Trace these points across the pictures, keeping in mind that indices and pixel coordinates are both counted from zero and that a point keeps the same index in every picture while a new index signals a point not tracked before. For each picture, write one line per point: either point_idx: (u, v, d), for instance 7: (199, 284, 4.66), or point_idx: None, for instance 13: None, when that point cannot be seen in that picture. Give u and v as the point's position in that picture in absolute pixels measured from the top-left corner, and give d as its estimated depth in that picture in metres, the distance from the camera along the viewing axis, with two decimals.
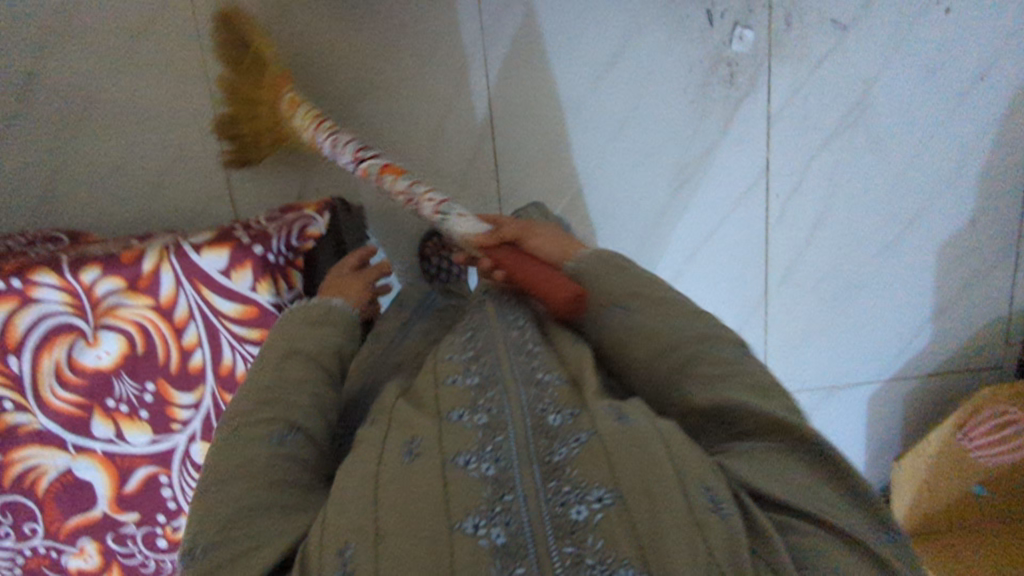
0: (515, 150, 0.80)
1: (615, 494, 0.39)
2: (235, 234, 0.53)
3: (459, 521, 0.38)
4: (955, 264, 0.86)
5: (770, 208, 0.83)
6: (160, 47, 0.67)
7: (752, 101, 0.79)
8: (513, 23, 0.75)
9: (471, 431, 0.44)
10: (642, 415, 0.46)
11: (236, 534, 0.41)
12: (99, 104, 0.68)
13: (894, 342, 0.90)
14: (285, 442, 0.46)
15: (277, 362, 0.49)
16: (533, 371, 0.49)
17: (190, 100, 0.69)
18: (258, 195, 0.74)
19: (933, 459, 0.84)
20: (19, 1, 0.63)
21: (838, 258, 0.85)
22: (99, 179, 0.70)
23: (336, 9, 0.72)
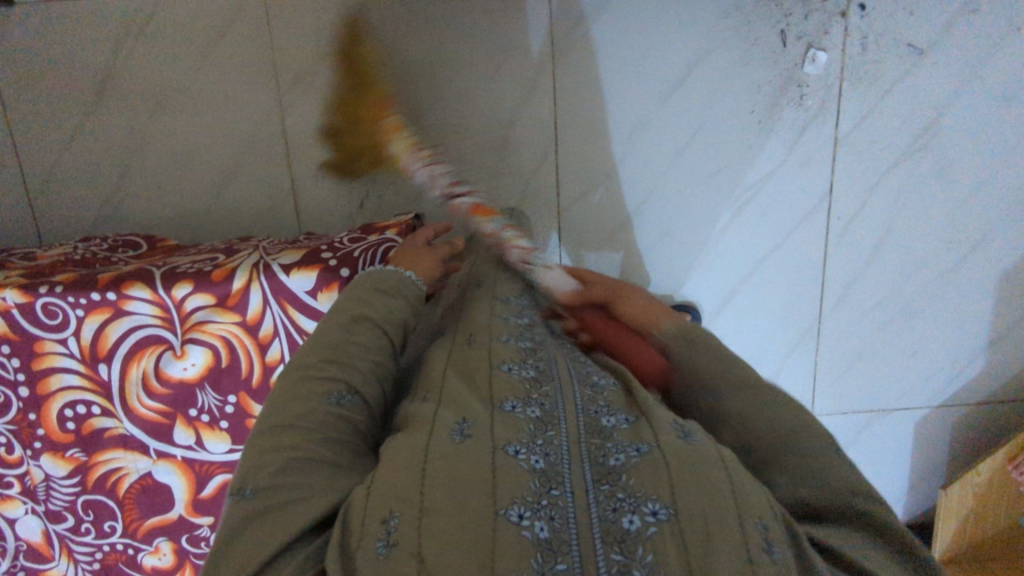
0: (575, 161, 0.79)
1: (672, 511, 0.32)
2: (323, 255, 0.53)
3: (504, 507, 0.31)
4: (1014, 292, 0.86)
5: (831, 229, 0.82)
6: (249, 63, 0.74)
7: (819, 123, 0.78)
8: (585, 32, 0.74)
9: (521, 421, 0.37)
10: (707, 436, 0.38)
11: (286, 483, 0.35)
12: (188, 114, 0.75)
13: (947, 368, 0.89)
14: (342, 404, 0.40)
15: (346, 322, 0.44)
16: (588, 374, 0.44)
17: (271, 112, 0.76)
18: (323, 199, 0.80)
19: (980, 489, 0.85)
20: (133, 25, 0.71)
21: (898, 282, 0.85)
22: (185, 183, 0.78)
23: (415, 16, 0.73)
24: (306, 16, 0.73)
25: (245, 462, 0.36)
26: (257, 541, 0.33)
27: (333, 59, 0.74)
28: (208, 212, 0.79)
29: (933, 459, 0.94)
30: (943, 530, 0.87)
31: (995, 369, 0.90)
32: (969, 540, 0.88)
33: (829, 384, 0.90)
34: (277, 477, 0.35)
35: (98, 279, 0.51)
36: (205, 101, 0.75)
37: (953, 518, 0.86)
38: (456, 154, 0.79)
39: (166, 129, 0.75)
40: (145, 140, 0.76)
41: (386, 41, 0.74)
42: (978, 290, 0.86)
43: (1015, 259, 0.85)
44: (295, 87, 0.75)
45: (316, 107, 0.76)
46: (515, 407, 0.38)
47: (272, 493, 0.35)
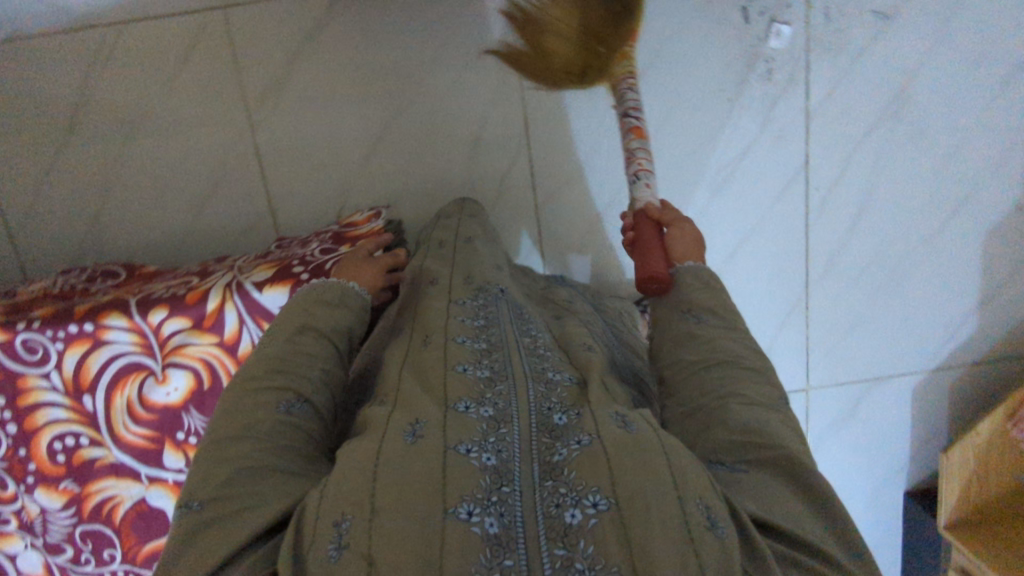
0: (547, 155, 0.80)
1: (613, 502, 0.35)
2: (294, 269, 0.54)
3: (453, 506, 0.35)
4: (1000, 249, 0.86)
5: (810, 201, 0.82)
6: (215, 83, 0.75)
7: (790, 96, 0.78)
8: None
9: (474, 421, 0.41)
10: (645, 422, 0.41)
11: (230, 493, 0.38)
12: (158, 140, 0.76)
13: (939, 331, 0.89)
14: (291, 413, 0.43)
15: (294, 333, 0.47)
16: (543, 369, 0.47)
17: (240, 131, 0.76)
18: (300, 213, 0.80)
19: (979, 449, 0.85)
20: (97, 56, 0.72)
21: (882, 247, 0.85)
22: (160, 209, 0.78)
23: (377, 25, 0.74)
24: (266, 34, 0.73)
25: (196, 475, 0.39)
26: (202, 551, 0.36)
27: (301, 74, 0.75)
28: (188, 237, 0.79)
29: (931, 425, 0.94)
30: (947, 494, 0.87)
31: (986, 330, 0.89)
32: (973, 502, 0.88)
33: (823, 358, 0.89)
34: (226, 488, 0.38)
35: (75, 312, 0.52)
36: (178, 127, 0.75)
37: (957, 481, 0.86)
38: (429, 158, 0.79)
39: (142, 157, 0.76)
40: (122, 169, 0.76)
41: (350, 52, 0.75)
42: (962, 251, 0.85)
43: (999, 219, 0.84)
44: (263, 104, 0.76)
45: (288, 122, 0.77)
46: (468, 407, 0.41)
47: (218, 504, 0.38)
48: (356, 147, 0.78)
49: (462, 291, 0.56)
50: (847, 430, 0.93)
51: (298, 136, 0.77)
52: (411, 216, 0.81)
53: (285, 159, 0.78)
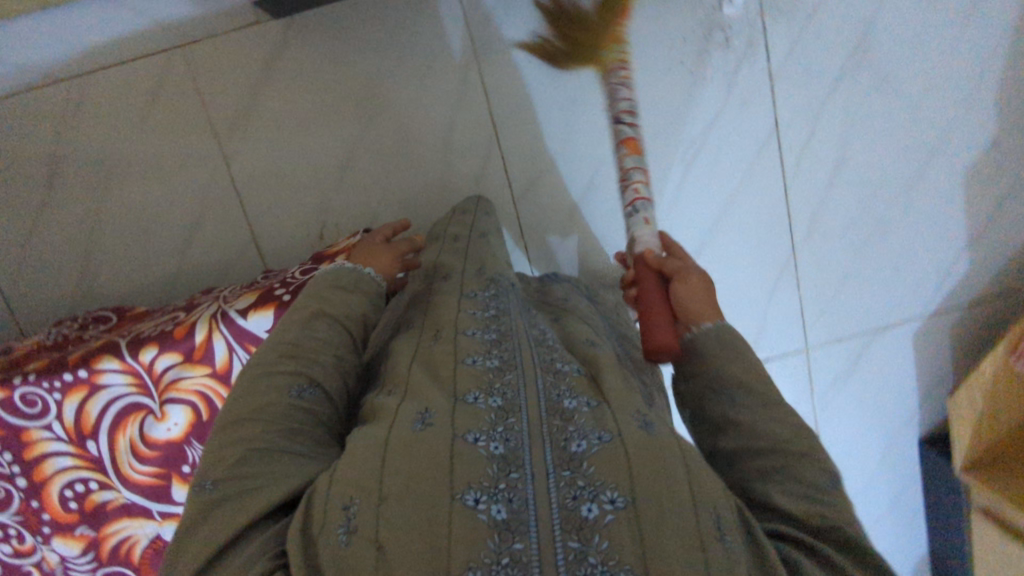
0: (518, 150, 0.81)
1: (629, 500, 0.36)
2: (276, 292, 0.55)
3: (460, 492, 0.37)
4: (981, 186, 0.86)
5: (786, 163, 0.82)
6: (184, 120, 0.76)
7: (752, 61, 0.78)
8: (496, 24, 0.76)
9: (483, 410, 0.43)
10: (666, 429, 0.44)
11: (243, 473, 0.42)
12: (135, 183, 0.77)
13: (932, 276, 0.89)
14: (302, 396, 0.47)
15: (309, 318, 0.52)
16: (554, 361, 0.49)
17: (214, 165, 0.77)
18: (282, 239, 0.81)
19: (990, 387, 0.84)
20: (67, 108, 0.74)
21: (864, 200, 0.85)
22: (144, 251, 0.79)
23: (336, 44, 0.75)
24: (227, 66, 0.75)
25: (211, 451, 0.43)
26: (216, 527, 0.39)
27: (266, 101, 0.76)
28: (175, 275, 0.80)
29: (936, 371, 0.94)
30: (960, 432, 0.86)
31: (978, 268, 0.90)
32: (987, 438, 0.87)
33: (819, 316, 0.89)
34: (236, 467, 0.42)
35: (69, 360, 0.53)
36: (153, 166, 0.76)
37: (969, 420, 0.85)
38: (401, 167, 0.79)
39: (122, 202, 0.77)
40: (103, 216, 0.77)
41: (313, 72, 0.76)
42: (944, 193, 0.86)
43: (976, 156, 0.84)
44: (233, 135, 0.77)
45: (260, 150, 0.78)
46: (477, 397, 0.44)
47: (233, 483, 0.41)
48: (330, 166, 0.79)
49: (476, 283, 0.61)
50: (852, 386, 0.93)
51: (271, 163, 0.78)
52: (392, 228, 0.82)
53: (261, 187, 0.79)
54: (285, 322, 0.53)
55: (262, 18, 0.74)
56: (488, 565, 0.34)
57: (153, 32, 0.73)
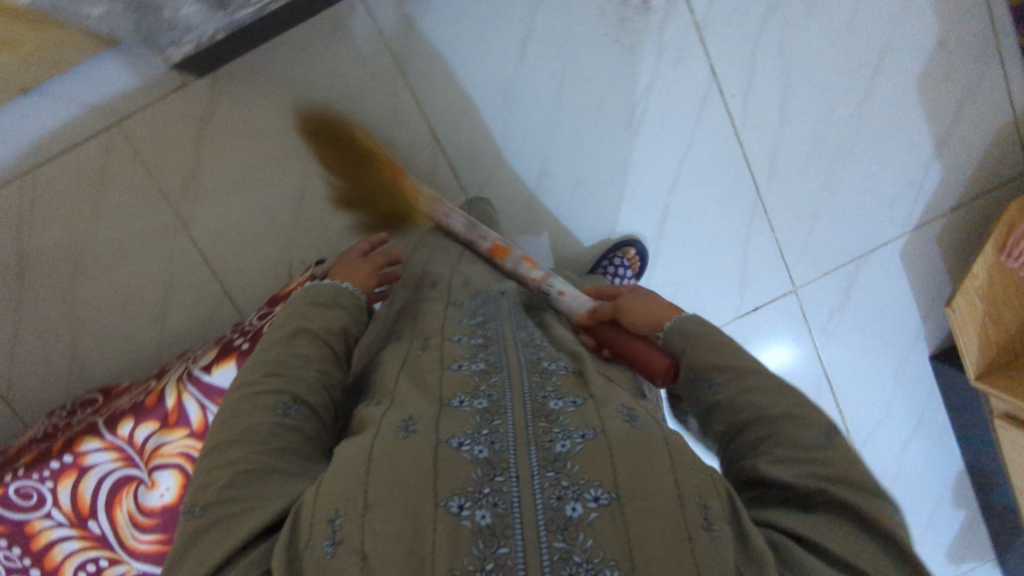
0: (463, 153, 0.81)
1: (613, 497, 0.38)
2: (235, 342, 0.57)
3: (444, 499, 0.38)
4: (938, 89, 0.84)
5: (732, 109, 0.82)
6: (133, 194, 0.77)
7: (675, 16, 0.78)
8: (414, 34, 0.77)
9: (468, 414, 0.45)
10: (651, 420, 0.46)
11: (233, 496, 0.43)
12: (100, 263, 0.78)
13: (907, 190, 0.88)
14: (288, 414, 0.49)
15: (287, 337, 0.54)
16: (539, 360, 0.51)
17: (171, 230, 0.79)
18: (253, 287, 0.82)
19: (982, 289, 0.83)
20: (18, 205, 0.75)
21: (820, 130, 0.84)
22: (122, 327, 0.80)
23: (265, 88, 0.77)
24: (163, 133, 0.76)
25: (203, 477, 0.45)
26: (208, 547, 0.41)
27: (209, 158, 0.77)
28: (160, 344, 0.81)
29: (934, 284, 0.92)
30: (966, 341, 0.84)
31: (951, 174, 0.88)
32: (992, 345, 0.86)
33: (800, 252, 0.88)
34: (226, 491, 0.43)
35: (54, 449, 0.55)
36: (116, 244, 0.78)
37: (971, 326, 0.84)
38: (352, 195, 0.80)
39: (93, 284, 0.78)
40: (78, 302, 0.79)
41: (251, 121, 0.77)
42: (901, 104, 0.84)
43: (924, 63, 0.83)
44: (184, 198, 0.78)
45: (214, 206, 0.79)
46: (462, 402, 0.46)
47: (224, 506, 0.43)
48: (287, 207, 0.80)
49: (463, 293, 0.65)
50: (848, 317, 0.91)
51: (227, 216, 0.79)
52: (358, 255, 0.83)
53: (220, 242, 0.80)
54: (266, 342, 0.55)
55: (188, 79, 0.75)
56: (472, 571, 0.34)
57: (86, 115, 0.74)
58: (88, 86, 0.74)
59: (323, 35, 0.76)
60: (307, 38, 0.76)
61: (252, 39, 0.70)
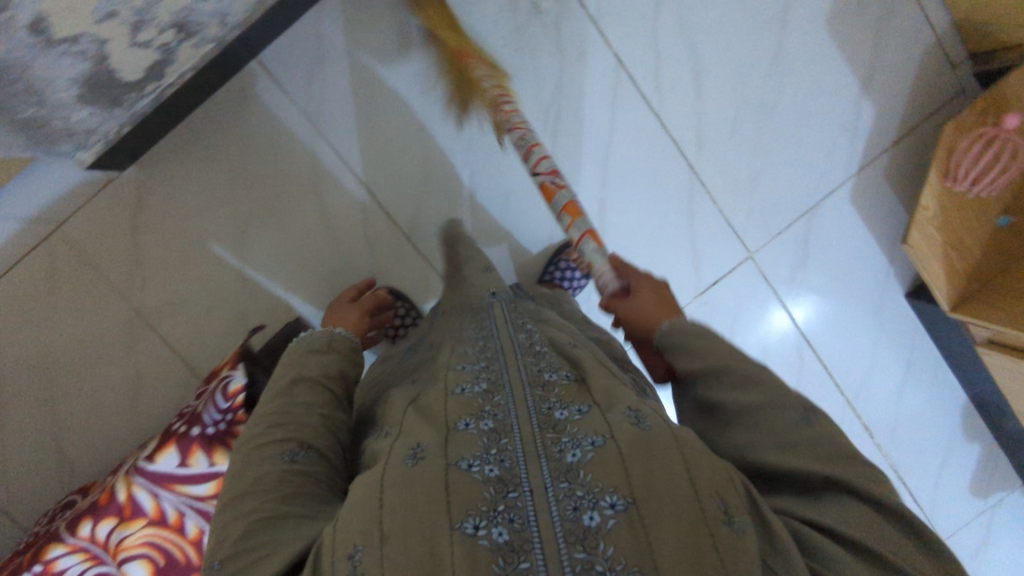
0: (394, 185, 0.91)
1: (628, 503, 0.42)
2: (175, 428, 0.65)
3: (459, 522, 0.41)
4: (834, 23, 0.99)
5: (644, 89, 0.96)
6: (85, 290, 0.83)
7: (567, 16, 0.91)
8: (331, 78, 0.86)
9: (475, 435, 0.48)
10: (659, 419, 0.48)
11: (247, 546, 0.49)
12: (64, 363, 0.83)
13: (829, 130, 1.03)
14: (296, 459, 0.55)
15: (288, 387, 0.61)
16: (541, 371, 0.54)
17: (125, 314, 0.84)
18: (211, 354, 0.87)
19: (933, 219, 0.99)
20: None
21: (741, 83, 0.98)
22: (92, 420, 0.84)
23: (196, 164, 0.84)
24: (99, 229, 0.82)
25: (223, 528, 0.51)
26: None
27: (154, 241, 0.84)
28: (137, 417, 0.85)
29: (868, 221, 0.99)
30: (931, 271, 1.00)
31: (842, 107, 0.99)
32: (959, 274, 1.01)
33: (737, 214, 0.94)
34: (242, 540, 0.49)
35: (27, 559, 0.61)
36: (77, 338, 0.83)
37: (931, 254, 0.99)
38: (301, 247, 0.89)
39: (64, 378, 0.83)
40: (56, 406, 0.83)
41: (187, 197, 0.84)
42: (816, 50, 0.99)
43: (820, 18, 0.99)
44: (133, 285, 0.84)
45: (162, 287, 0.85)
46: (468, 423, 0.49)
47: (239, 558, 0.48)
48: (229, 266, 0.86)
49: (469, 327, 0.67)
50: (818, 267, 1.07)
51: (176, 293, 0.85)
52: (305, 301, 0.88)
53: (172, 319, 0.85)
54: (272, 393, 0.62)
55: (114, 174, 0.82)
56: None
57: (26, 228, 0.80)
58: (24, 198, 0.79)
59: (230, 108, 0.84)
60: (217, 111, 0.84)
61: (155, 120, 0.76)
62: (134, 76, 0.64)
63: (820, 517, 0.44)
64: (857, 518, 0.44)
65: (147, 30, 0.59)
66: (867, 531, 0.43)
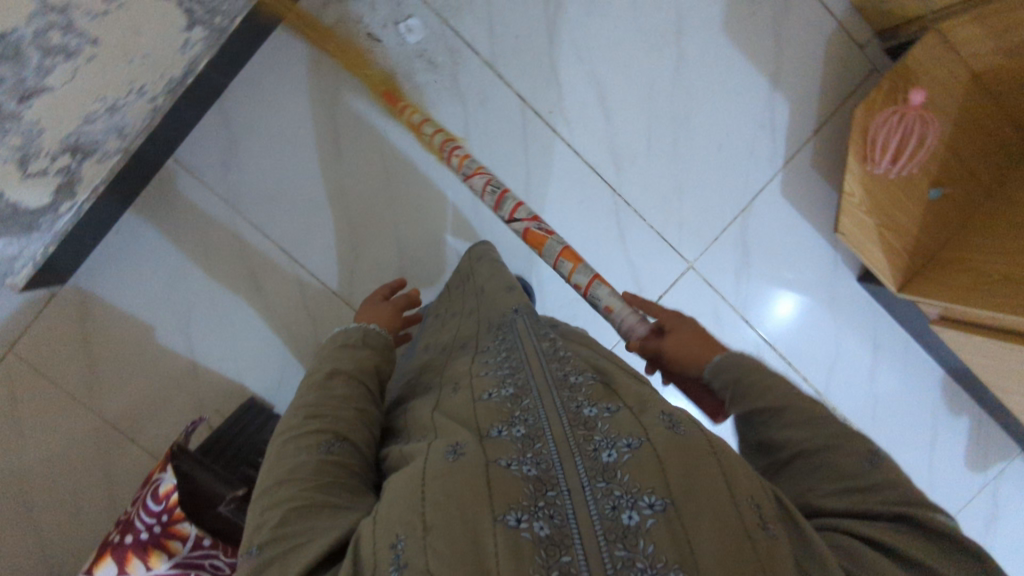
0: (356, 232, 0.87)
1: (666, 503, 0.40)
2: (111, 538, 0.60)
3: (501, 513, 0.40)
4: (758, 109, 0.89)
5: (594, 102, 0.85)
6: (27, 444, 0.79)
7: (463, 61, 0.82)
8: (261, 93, 0.81)
9: (507, 441, 0.46)
10: (695, 426, 0.47)
11: (291, 531, 0.45)
12: (23, 503, 0.79)
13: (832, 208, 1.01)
14: (332, 451, 0.51)
15: (323, 379, 0.58)
16: (565, 374, 0.53)
17: (76, 448, 0.81)
18: (168, 430, 0.84)
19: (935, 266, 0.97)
20: None
21: (744, 119, 0.89)
22: (70, 535, 0.81)
23: (158, 262, 0.82)
24: (49, 360, 0.79)
25: (262, 516, 0.47)
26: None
27: (120, 366, 0.82)
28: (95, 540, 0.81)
29: (872, 319, 0.97)
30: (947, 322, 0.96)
31: (807, 200, 0.92)
32: None
33: (737, 294, 0.92)
34: (282, 527, 0.46)
35: None
36: (41, 501, 0.80)
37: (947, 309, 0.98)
38: (263, 290, 0.85)
39: (46, 526, 0.80)
40: None
41: (128, 308, 0.82)
42: (767, 125, 0.89)
43: (776, 75, 0.88)
44: (90, 389, 0.81)
45: (119, 395, 0.82)
46: (501, 431, 0.47)
47: (277, 543, 0.45)
48: (179, 353, 0.84)
49: (487, 336, 0.65)
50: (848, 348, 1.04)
51: (136, 392, 0.83)
52: (249, 363, 0.86)
53: (122, 422, 0.82)
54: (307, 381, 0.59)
55: (56, 289, 0.79)
56: None
57: None
58: None
59: (159, 204, 0.81)
60: (147, 209, 0.81)
61: (81, 237, 0.75)
62: (42, 201, 0.65)
63: (856, 526, 0.43)
64: (898, 531, 0.43)
65: (37, 162, 0.60)
66: (900, 540, 0.42)
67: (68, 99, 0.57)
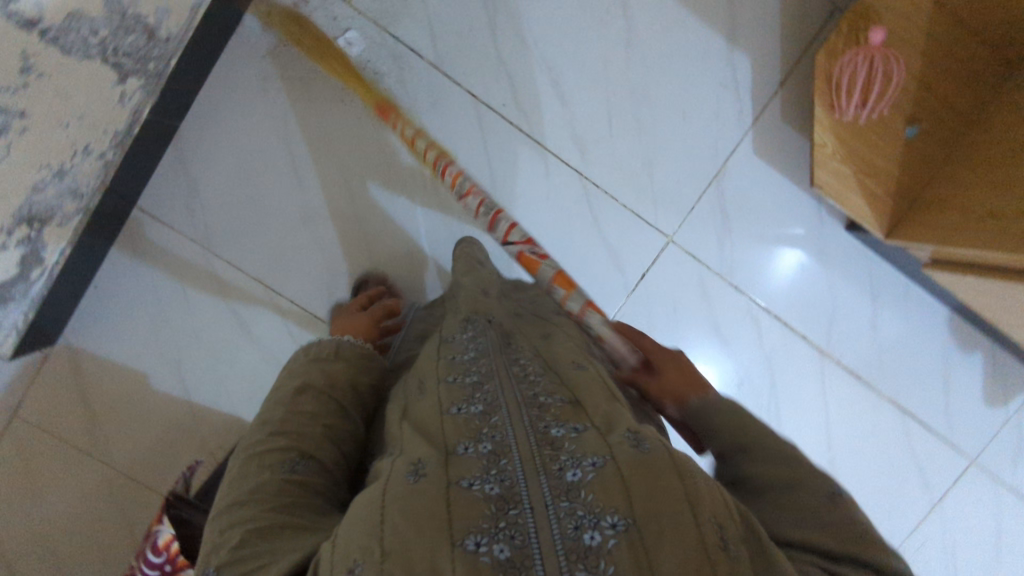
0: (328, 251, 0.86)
1: (629, 523, 0.37)
2: None
3: (460, 538, 0.36)
4: (714, 70, 0.87)
5: (548, 89, 0.85)
6: (40, 500, 0.81)
7: (409, 68, 0.82)
8: (213, 129, 0.82)
9: (474, 459, 0.42)
10: (659, 444, 0.43)
11: (244, 554, 0.42)
12: (44, 557, 0.81)
13: None
14: (296, 470, 0.49)
15: (291, 396, 0.55)
16: (534, 395, 0.48)
17: (87, 498, 0.82)
18: (172, 467, 0.85)
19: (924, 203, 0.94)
20: None
21: (703, 82, 0.87)
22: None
23: (139, 309, 0.83)
24: (50, 418, 0.81)
25: (218, 537, 0.44)
26: None
27: (118, 414, 0.83)
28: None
29: (865, 267, 0.94)
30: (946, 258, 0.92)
31: (781, 155, 0.90)
32: None
33: (722, 263, 0.90)
34: (236, 551, 0.42)
35: None
36: (65, 555, 0.82)
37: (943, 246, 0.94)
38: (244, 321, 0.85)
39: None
40: None
41: (118, 358, 0.83)
42: (727, 84, 0.87)
43: (729, 33, 0.86)
44: (93, 440, 0.82)
45: (121, 441, 0.83)
46: (466, 448, 0.42)
47: (236, 565, 0.42)
48: (172, 394, 0.85)
49: (454, 326, 0.62)
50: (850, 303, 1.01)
51: (138, 436, 0.84)
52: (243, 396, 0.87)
53: (127, 467, 0.83)
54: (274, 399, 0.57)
55: (47, 349, 0.80)
56: None
57: None
58: None
59: (131, 252, 0.82)
60: (121, 259, 0.82)
61: (60, 298, 0.76)
62: (9, 272, 0.65)
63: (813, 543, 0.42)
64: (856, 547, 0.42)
65: None
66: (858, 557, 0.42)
67: (8, 173, 0.57)
